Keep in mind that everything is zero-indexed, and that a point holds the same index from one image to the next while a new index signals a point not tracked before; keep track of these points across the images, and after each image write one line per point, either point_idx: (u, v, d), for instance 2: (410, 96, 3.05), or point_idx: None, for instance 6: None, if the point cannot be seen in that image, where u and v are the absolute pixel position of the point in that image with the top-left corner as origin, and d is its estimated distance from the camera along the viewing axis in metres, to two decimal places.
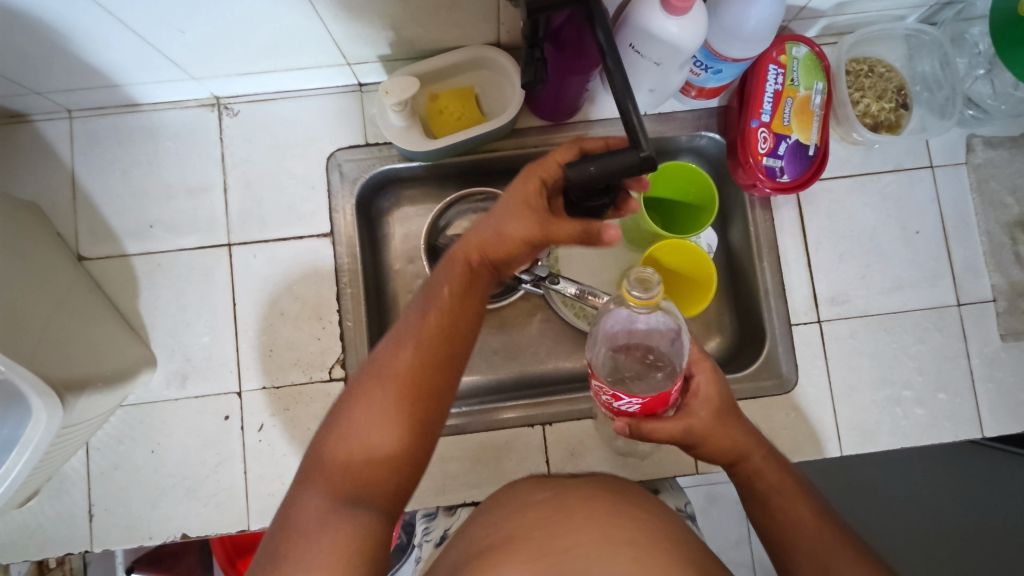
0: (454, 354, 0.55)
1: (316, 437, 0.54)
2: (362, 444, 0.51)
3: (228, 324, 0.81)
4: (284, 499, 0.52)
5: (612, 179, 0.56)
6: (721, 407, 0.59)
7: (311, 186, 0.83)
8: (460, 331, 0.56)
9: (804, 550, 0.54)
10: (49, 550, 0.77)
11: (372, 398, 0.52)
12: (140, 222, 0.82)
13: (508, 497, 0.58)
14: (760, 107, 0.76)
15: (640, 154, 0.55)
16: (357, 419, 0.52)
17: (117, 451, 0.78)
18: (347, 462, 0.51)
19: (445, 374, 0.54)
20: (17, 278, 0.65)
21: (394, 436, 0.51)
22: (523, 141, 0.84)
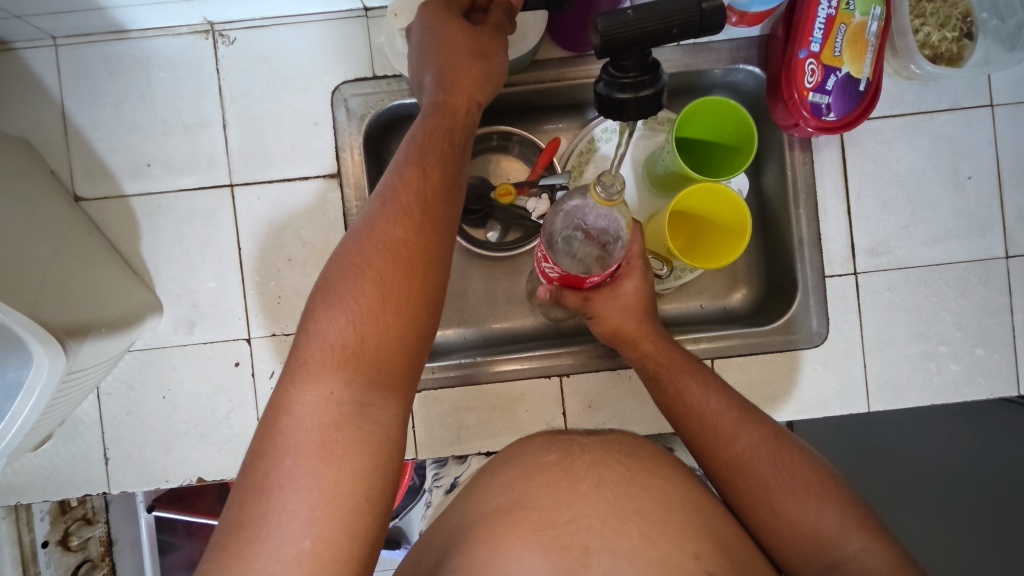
0: (441, 236, 0.51)
1: (292, 349, 0.49)
2: (333, 370, 0.47)
3: (234, 269, 0.78)
4: (270, 417, 0.47)
5: (655, 34, 0.42)
6: (636, 298, 0.70)
7: (315, 122, 0.78)
8: (442, 203, 0.51)
9: (695, 421, 0.63)
10: (67, 491, 0.77)
11: (361, 288, 0.48)
12: (136, 160, 0.77)
13: (517, 457, 0.58)
14: (811, 35, 0.68)
15: (701, 3, 0.42)
16: (319, 355, 0.47)
17: (127, 395, 0.77)
18: (327, 396, 0.46)
19: (437, 256, 0.50)
20: (9, 219, 0.61)
21: (380, 332, 0.48)
22: (544, 74, 0.77)
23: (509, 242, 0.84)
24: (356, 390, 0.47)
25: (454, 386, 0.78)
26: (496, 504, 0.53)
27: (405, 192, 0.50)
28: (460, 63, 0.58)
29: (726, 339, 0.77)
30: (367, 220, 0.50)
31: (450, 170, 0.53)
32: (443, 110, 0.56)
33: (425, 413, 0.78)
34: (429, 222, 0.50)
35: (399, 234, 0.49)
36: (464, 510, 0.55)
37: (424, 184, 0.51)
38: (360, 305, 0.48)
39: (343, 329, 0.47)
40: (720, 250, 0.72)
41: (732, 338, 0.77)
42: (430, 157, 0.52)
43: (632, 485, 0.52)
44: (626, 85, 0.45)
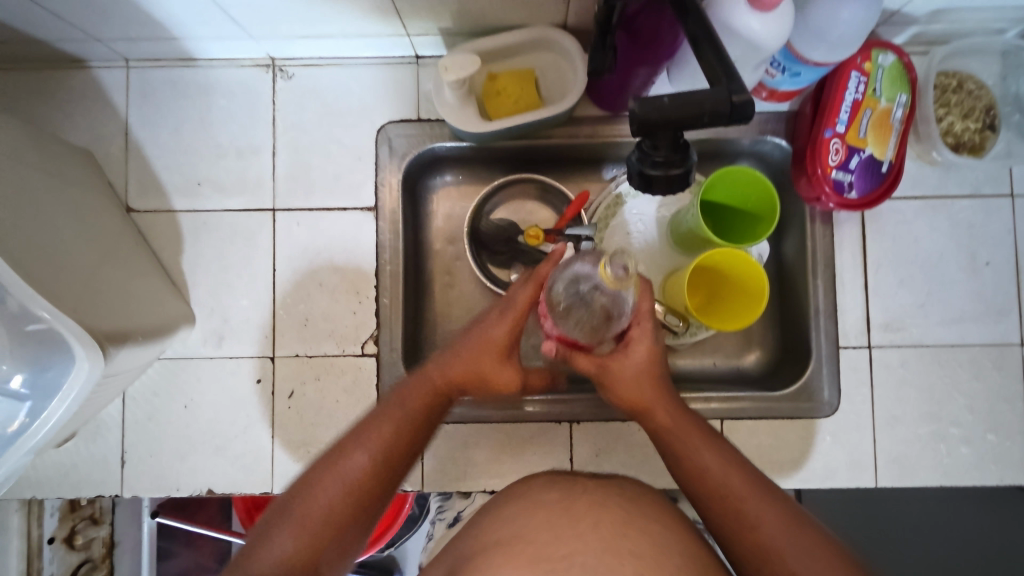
0: (405, 448, 0.63)
1: (263, 522, 0.59)
2: (296, 535, 0.56)
3: (267, 288, 0.81)
4: (239, 557, 0.56)
5: (687, 118, 0.45)
6: (648, 365, 0.68)
7: (358, 157, 0.82)
8: (416, 426, 0.64)
9: (711, 498, 0.62)
10: (82, 490, 0.79)
11: (331, 475, 0.59)
12: (188, 178, 0.82)
13: (520, 496, 0.60)
14: (837, 116, 0.71)
15: (733, 97, 0.44)
16: (314, 493, 0.58)
17: (151, 401, 0.80)
18: (299, 531, 0.56)
19: (397, 466, 0.62)
20: (65, 228, 0.65)
21: (342, 508, 0.58)
22: (578, 130, 0.82)
23: None
24: (310, 545, 0.56)
25: (465, 422, 0.79)
26: (498, 537, 0.54)
27: (390, 416, 0.63)
28: (488, 327, 0.68)
29: (737, 400, 0.78)
30: (351, 442, 0.62)
31: (426, 420, 0.65)
32: (473, 342, 0.67)
33: (435, 446, 0.80)
34: (395, 451, 0.62)
35: (372, 456, 0.61)
36: (466, 545, 0.57)
37: (399, 434, 0.63)
38: (359, 468, 0.60)
39: (319, 501, 0.58)
40: (737, 313, 0.73)
41: (742, 399, 0.78)
42: (418, 398, 0.65)
43: (629, 527, 0.53)
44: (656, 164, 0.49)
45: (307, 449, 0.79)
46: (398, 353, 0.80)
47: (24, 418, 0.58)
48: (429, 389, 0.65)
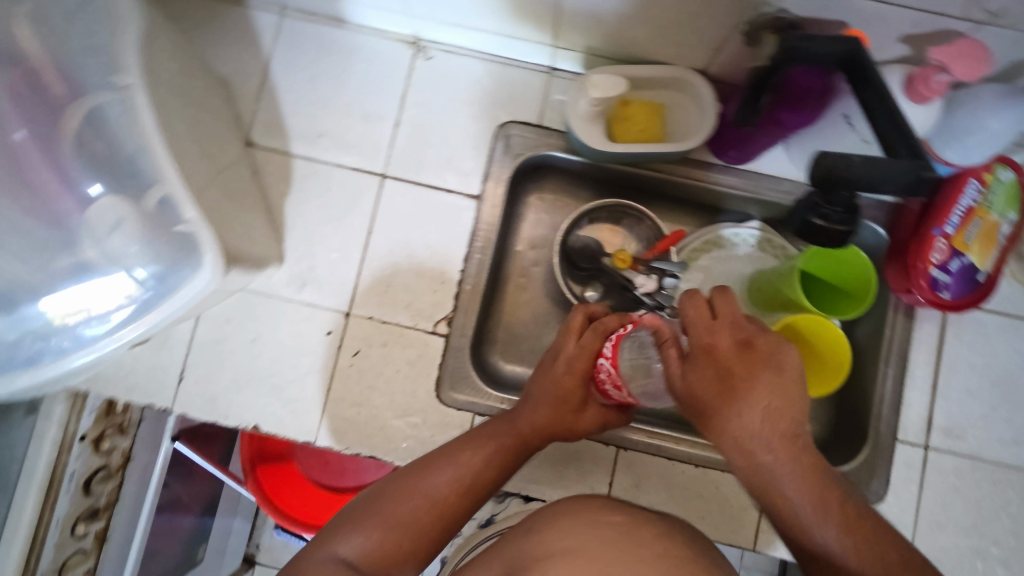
0: (479, 488, 0.62)
1: (337, 518, 0.59)
2: (371, 535, 0.56)
3: (358, 248, 0.83)
4: (306, 548, 0.56)
5: (873, 180, 0.49)
6: (771, 403, 0.50)
7: (474, 147, 0.85)
8: (497, 469, 0.63)
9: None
10: (134, 396, 0.81)
11: (413, 492, 0.60)
12: (311, 128, 0.85)
13: (582, 512, 0.60)
14: (948, 218, 0.71)
15: (921, 171, 0.49)
16: (401, 503, 0.59)
17: (222, 328, 0.82)
18: (377, 536, 0.56)
19: (470, 503, 0.61)
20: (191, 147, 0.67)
21: (417, 524, 0.58)
22: (687, 171, 0.84)
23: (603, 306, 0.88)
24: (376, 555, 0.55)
25: None
26: (562, 546, 0.55)
27: (478, 451, 0.63)
28: (563, 381, 0.65)
29: None
30: (437, 465, 0.62)
31: (500, 465, 0.64)
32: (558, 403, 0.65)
33: None
34: (473, 488, 0.62)
35: (449, 486, 0.61)
36: (529, 545, 0.57)
37: (484, 458, 0.63)
38: (447, 487, 0.60)
39: (398, 510, 0.58)
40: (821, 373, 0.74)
41: None
42: (500, 436, 0.65)
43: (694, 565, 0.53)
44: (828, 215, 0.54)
45: (358, 409, 0.80)
46: (466, 340, 0.82)
47: (141, 307, 0.60)
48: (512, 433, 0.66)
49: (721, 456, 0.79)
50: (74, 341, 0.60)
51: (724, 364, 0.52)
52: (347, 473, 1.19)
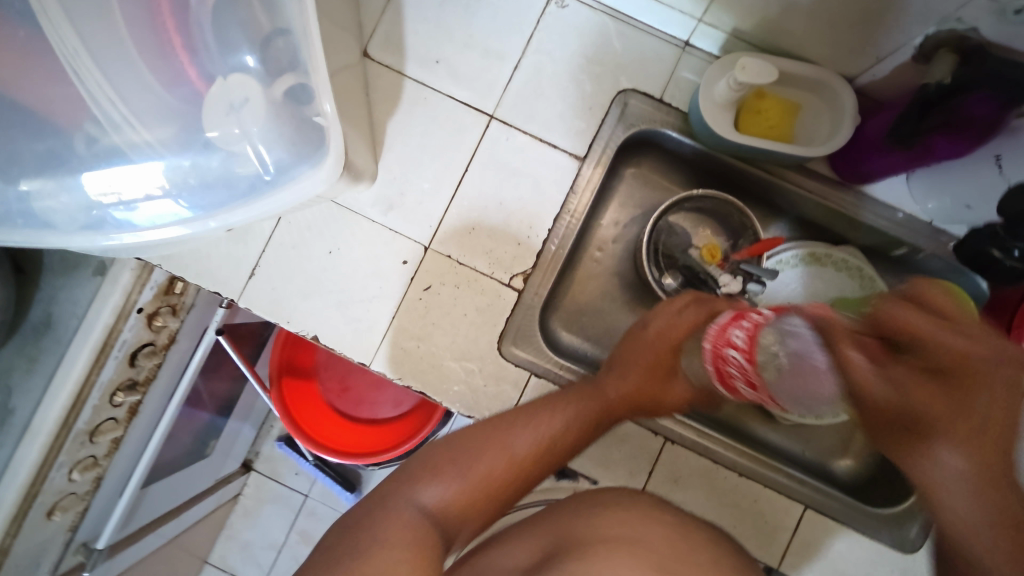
0: (560, 448, 0.67)
1: (416, 461, 0.65)
2: (444, 482, 0.62)
3: (451, 184, 0.82)
4: (392, 485, 0.62)
5: None
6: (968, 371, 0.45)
7: (589, 108, 0.82)
8: (579, 436, 0.68)
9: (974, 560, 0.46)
10: (202, 280, 0.81)
11: (489, 445, 0.64)
12: (430, 52, 0.83)
13: (624, 500, 0.59)
14: None
15: None
16: (477, 458, 0.64)
17: (302, 233, 0.81)
18: (455, 488, 0.62)
19: (548, 463, 0.67)
20: None
21: (489, 472, 0.63)
22: (800, 179, 0.81)
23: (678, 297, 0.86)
24: (446, 502, 0.60)
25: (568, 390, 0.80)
26: (613, 533, 0.54)
27: (558, 414, 0.68)
28: (639, 356, 0.74)
29: (826, 495, 0.78)
30: (516, 425, 0.66)
31: (580, 427, 0.68)
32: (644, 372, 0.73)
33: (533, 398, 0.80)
34: (550, 450, 0.66)
35: (528, 446, 0.65)
36: (571, 526, 0.57)
37: (563, 426, 0.67)
38: (523, 449, 0.65)
39: (480, 464, 0.63)
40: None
41: (831, 497, 0.78)
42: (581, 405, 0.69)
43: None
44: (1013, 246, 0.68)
45: (419, 343, 0.80)
46: (539, 299, 0.81)
47: (258, 189, 0.60)
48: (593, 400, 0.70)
49: (766, 472, 0.78)
50: (112, 220, 0.61)
51: (958, 379, 0.45)
52: (362, 405, 1.21)
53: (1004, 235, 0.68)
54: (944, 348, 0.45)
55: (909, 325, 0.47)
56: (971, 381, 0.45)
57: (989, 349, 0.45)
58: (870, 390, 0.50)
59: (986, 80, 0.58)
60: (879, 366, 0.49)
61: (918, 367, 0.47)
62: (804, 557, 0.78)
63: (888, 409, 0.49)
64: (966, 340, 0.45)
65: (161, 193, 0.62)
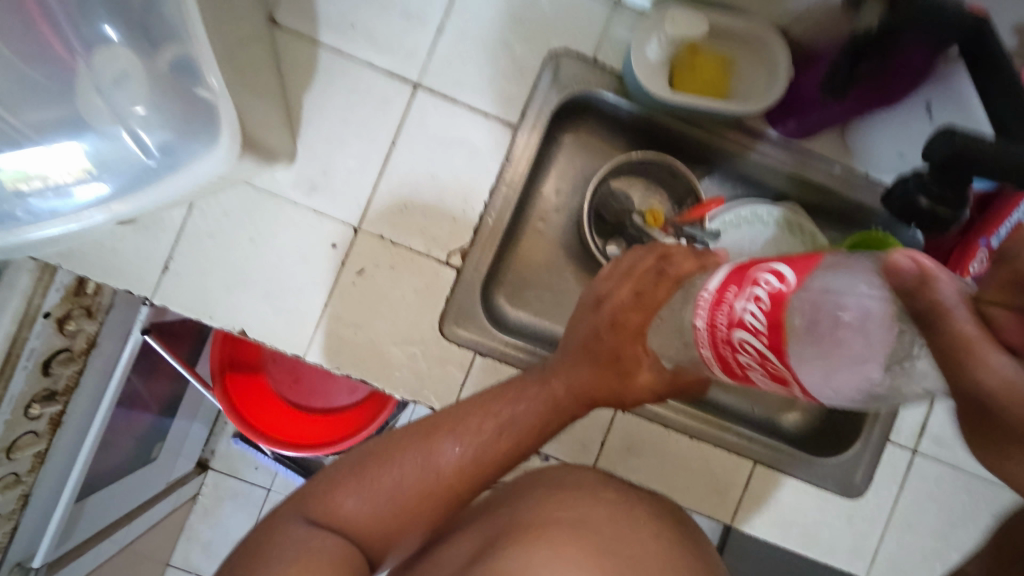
0: (491, 460, 0.60)
1: (336, 468, 0.61)
2: (361, 488, 0.58)
3: (379, 159, 0.77)
4: (304, 495, 0.59)
5: (995, 167, 0.50)
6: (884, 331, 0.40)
7: (520, 71, 0.78)
8: (515, 444, 0.61)
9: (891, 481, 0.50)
10: (111, 279, 0.74)
11: (415, 451, 0.60)
12: (344, 16, 0.76)
13: (561, 478, 0.59)
14: (997, 229, 0.67)
15: None
16: (402, 465, 0.59)
17: (218, 220, 0.75)
18: (372, 500, 0.58)
19: (482, 475, 0.60)
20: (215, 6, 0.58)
21: (414, 481, 0.58)
22: (739, 136, 0.79)
23: None
24: (360, 510, 0.57)
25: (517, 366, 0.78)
26: (557, 516, 0.52)
27: (488, 420, 0.61)
28: (597, 346, 0.63)
29: (776, 449, 0.79)
30: (445, 428, 0.60)
31: (516, 431, 0.61)
32: (594, 366, 0.63)
33: (480, 378, 0.78)
34: (481, 459, 0.60)
35: (455, 454, 0.59)
36: (510, 511, 0.56)
37: (495, 435, 0.60)
38: (450, 460, 0.59)
39: (405, 474, 0.59)
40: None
41: (782, 451, 0.79)
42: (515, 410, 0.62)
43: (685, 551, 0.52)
44: (932, 197, 0.60)
45: (356, 330, 0.76)
46: (479, 277, 0.78)
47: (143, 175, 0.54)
48: (531, 400, 0.62)
49: (718, 432, 0.78)
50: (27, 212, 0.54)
51: (890, 331, 0.39)
52: (315, 394, 1.15)
53: (931, 180, 0.59)
54: (991, 282, 0.32)
55: (956, 271, 0.33)
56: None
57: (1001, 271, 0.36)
58: (790, 354, 0.46)
59: (911, 26, 0.56)
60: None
61: (1016, 327, 0.31)
62: (756, 511, 0.79)
63: (1010, 410, 0.30)
64: (990, 273, 0.33)
65: (84, 178, 0.54)
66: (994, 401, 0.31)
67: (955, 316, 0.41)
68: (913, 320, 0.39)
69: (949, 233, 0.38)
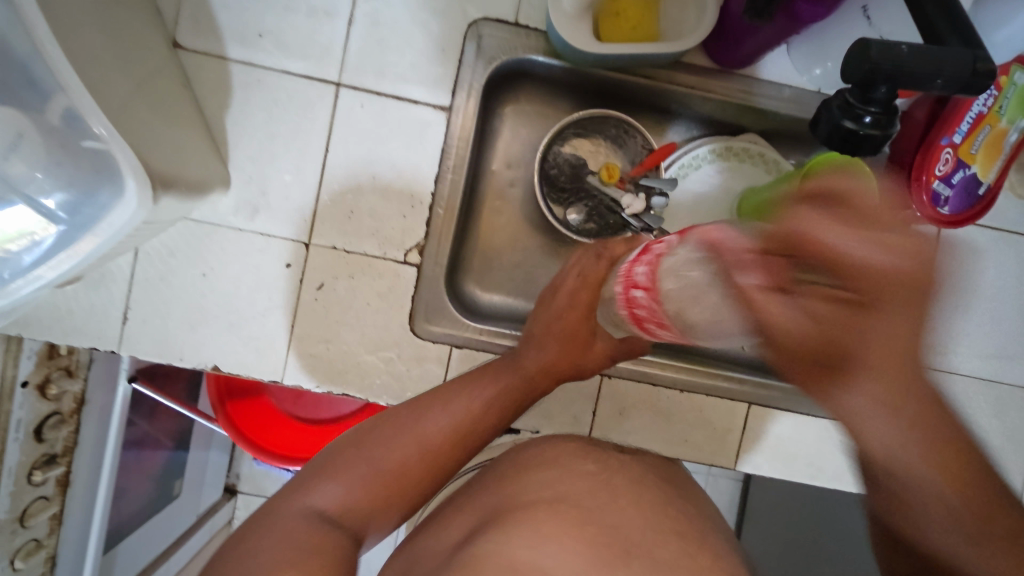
0: (474, 439, 0.62)
1: (308, 465, 0.59)
2: (347, 475, 0.57)
3: (315, 169, 0.74)
4: (276, 494, 0.56)
5: (921, 69, 0.48)
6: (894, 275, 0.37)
7: (442, 49, 0.74)
8: (498, 420, 0.64)
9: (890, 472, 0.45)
10: (73, 339, 0.73)
11: (402, 434, 0.60)
12: (249, 26, 0.72)
13: (553, 455, 0.57)
14: (957, 127, 0.68)
15: (975, 64, 0.48)
16: (385, 446, 0.59)
17: (166, 262, 0.73)
18: (353, 486, 0.56)
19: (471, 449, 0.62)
20: (103, 47, 0.55)
21: (408, 464, 0.59)
22: (677, 76, 0.76)
23: (588, 229, 0.82)
24: (344, 500, 0.55)
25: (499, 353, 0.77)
26: (539, 495, 0.51)
27: (467, 402, 0.62)
28: (566, 318, 0.68)
29: (768, 387, 0.78)
30: (431, 413, 0.61)
31: (497, 406, 0.63)
32: (570, 338, 0.68)
33: (459, 370, 0.77)
34: (467, 440, 0.61)
35: (440, 435, 0.60)
36: (501, 493, 0.54)
37: (483, 413, 0.62)
38: (434, 433, 0.60)
39: (396, 456, 0.58)
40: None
41: (774, 387, 0.78)
42: (499, 385, 0.64)
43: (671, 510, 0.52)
44: (861, 116, 0.54)
45: (327, 346, 0.75)
46: (440, 269, 0.76)
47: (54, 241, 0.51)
48: (509, 376, 0.65)
49: (706, 381, 0.78)
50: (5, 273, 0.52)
51: (869, 289, 0.37)
52: (319, 407, 1.15)
53: (852, 101, 0.54)
54: (849, 262, 0.37)
55: (819, 245, 0.37)
56: (883, 297, 0.37)
57: (884, 252, 0.37)
58: (793, 336, 0.39)
59: None
60: (784, 293, 0.39)
61: (823, 294, 0.38)
62: (759, 451, 0.79)
63: (807, 350, 0.40)
64: (870, 248, 0.37)
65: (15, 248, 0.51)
66: (784, 347, 0.40)
67: (920, 295, 0.38)
68: (884, 287, 0.37)
69: (843, 207, 0.38)
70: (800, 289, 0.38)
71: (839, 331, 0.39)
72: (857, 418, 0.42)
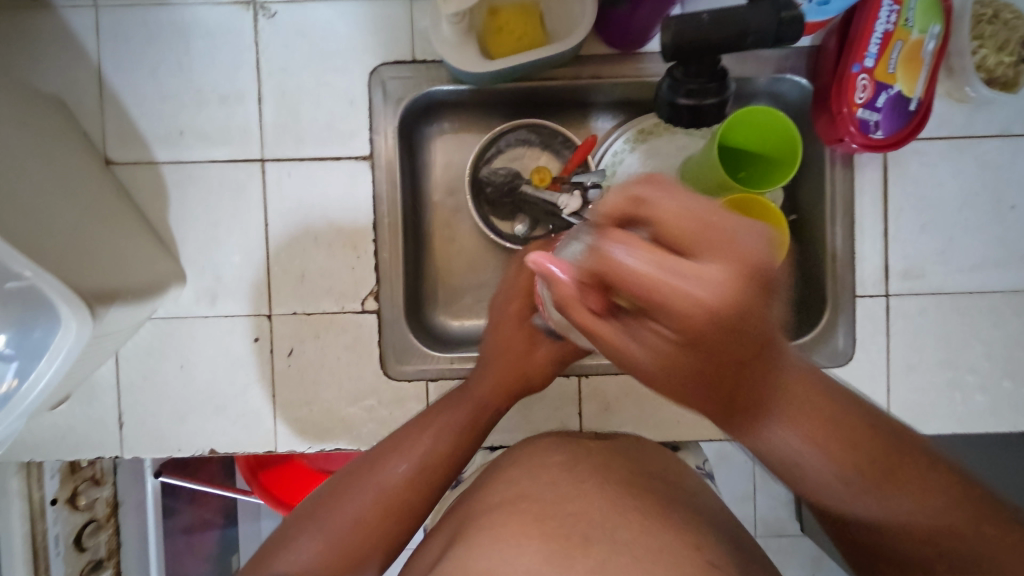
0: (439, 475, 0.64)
1: (280, 532, 0.62)
2: (322, 531, 0.59)
3: (259, 244, 0.77)
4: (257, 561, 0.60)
5: (731, 35, 0.57)
6: (722, 308, 0.33)
7: (351, 102, 0.77)
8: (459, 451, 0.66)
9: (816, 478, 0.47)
10: (80, 453, 0.78)
11: (364, 483, 0.63)
12: (169, 128, 0.76)
13: (524, 457, 0.58)
14: (866, 50, 0.66)
15: (778, 17, 0.56)
16: (353, 495, 0.62)
17: (145, 362, 0.77)
18: (327, 538, 0.59)
19: (432, 484, 0.64)
20: (38, 183, 0.60)
21: (376, 510, 0.61)
22: (581, 70, 0.77)
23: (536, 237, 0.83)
24: (319, 556, 0.58)
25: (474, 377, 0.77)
26: (502, 496, 0.53)
27: (420, 442, 0.65)
28: (504, 332, 0.69)
29: None
30: (392, 462, 0.63)
31: (452, 436, 0.66)
32: (516, 353, 0.69)
33: None
34: (427, 473, 0.63)
35: (399, 476, 0.63)
36: (471, 504, 0.55)
37: (439, 443, 0.65)
38: (398, 477, 0.63)
39: (365, 505, 0.61)
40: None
41: None
42: (453, 416, 0.67)
43: (634, 486, 0.53)
44: (696, 82, 0.61)
45: (311, 407, 0.78)
46: (399, 310, 0.78)
47: (13, 381, 0.55)
48: (466, 405, 0.68)
49: None
50: None
51: (707, 327, 0.34)
52: None
53: (680, 72, 0.61)
54: (660, 296, 0.33)
55: (642, 275, 0.33)
56: (715, 335, 0.34)
57: (715, 280, 0.33)
58: (639, 366, 0.39)
59: None
60: (609, 319, 0.39)
61: (659, 332, 0.36)
62: None
63: (663, 377, 0.39)
64: (688, 281, 0.33)
65: None
66: (640, 371, 0.40)
67: (763, 319, 0.35)
68: (717, 324, 0.34)
69: (657, 221, 0.36)
70: (624, 314, 0.38)
71: (706, 360, 0.37)
72: (756, 428, 0.44)
